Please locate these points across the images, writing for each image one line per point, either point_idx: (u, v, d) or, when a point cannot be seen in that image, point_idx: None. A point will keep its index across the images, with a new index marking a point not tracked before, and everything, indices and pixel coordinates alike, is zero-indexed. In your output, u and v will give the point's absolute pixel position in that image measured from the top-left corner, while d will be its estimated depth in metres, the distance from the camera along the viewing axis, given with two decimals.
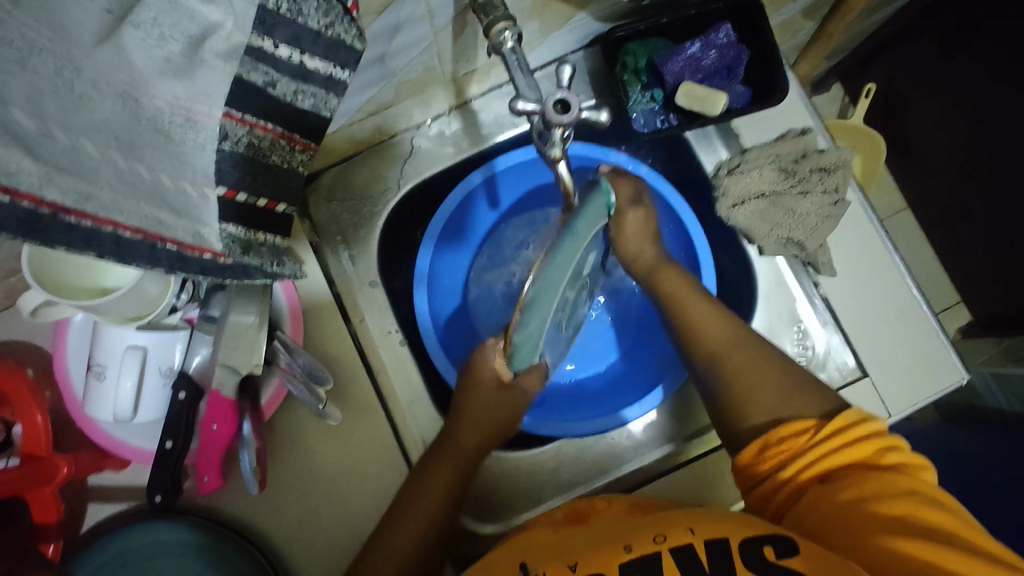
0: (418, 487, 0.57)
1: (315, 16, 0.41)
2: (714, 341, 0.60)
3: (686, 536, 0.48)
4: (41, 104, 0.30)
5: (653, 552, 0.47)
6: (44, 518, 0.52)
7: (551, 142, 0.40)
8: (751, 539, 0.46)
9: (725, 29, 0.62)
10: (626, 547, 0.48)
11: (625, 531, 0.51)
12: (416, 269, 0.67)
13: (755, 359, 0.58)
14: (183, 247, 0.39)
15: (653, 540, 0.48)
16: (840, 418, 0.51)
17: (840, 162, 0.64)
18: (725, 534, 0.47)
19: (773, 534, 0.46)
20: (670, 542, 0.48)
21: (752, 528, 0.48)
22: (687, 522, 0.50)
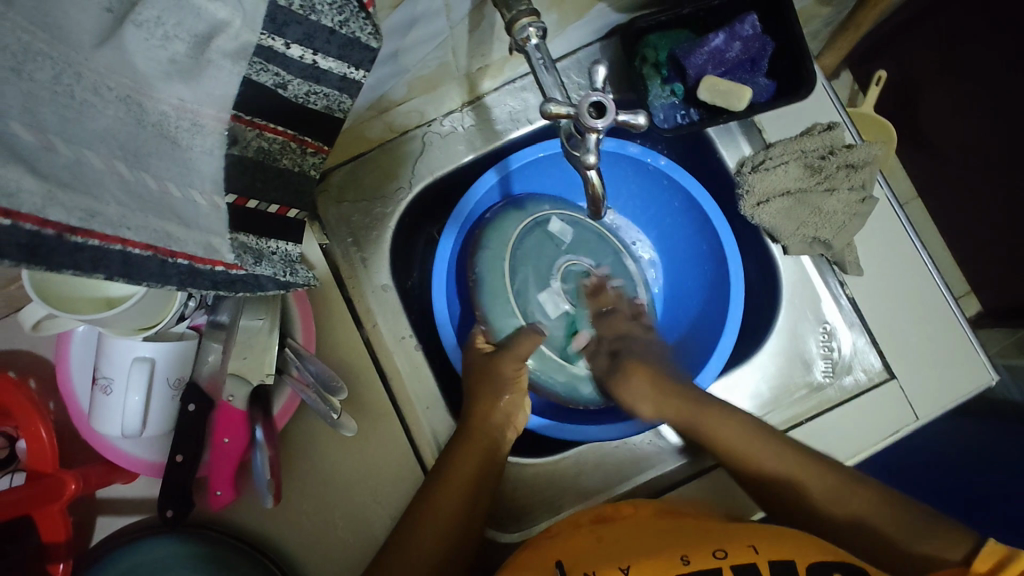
0: (427, 506, 0.55)
1: (328, 14, 0.38)
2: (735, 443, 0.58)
3: (749, 556, 0.48)
4: (38, 114, 0.27)
5: (714, 567, 0.47)
6: (53, 537, 0.50)
7: (584, 148, 0.38)
8: (819, 565, 0.47)
9: (751, 20, 0.59)
10: (683, 557, 0.48)
11: (673, 541, 0.50)
12: (437, 261, 0.66)
13: (832, 487, 0.56)
14: (194, 260, 0.36)
15: (714, 557, 0.48)
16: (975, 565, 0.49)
17: (870, 157, 0.62)
18: (791, 556, 0.48)
19: (838, 561, 0.48)
20: (732, 560, 0.47)
21: (820, 554, 0.48)
22: (748, 538, 0.49)
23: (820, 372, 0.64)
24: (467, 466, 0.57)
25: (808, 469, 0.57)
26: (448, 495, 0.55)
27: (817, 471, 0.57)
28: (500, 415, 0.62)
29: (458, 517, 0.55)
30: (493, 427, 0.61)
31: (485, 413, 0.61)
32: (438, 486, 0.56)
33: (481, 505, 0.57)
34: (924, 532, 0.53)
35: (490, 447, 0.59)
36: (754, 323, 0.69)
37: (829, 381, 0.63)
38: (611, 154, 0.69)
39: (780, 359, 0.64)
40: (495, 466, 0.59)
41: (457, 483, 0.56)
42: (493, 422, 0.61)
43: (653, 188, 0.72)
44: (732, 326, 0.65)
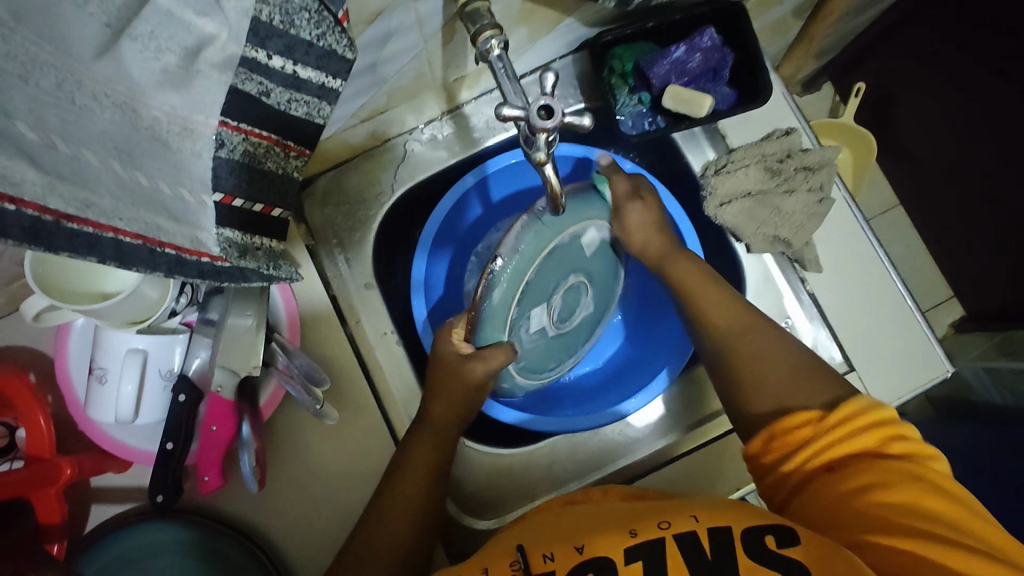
0: (394, 487, 0.57)
1: (307, 28, 0.43)
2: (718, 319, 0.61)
3: (689, 524, 0.48)
4: (43, 116, 0.31)
5: (658, 538, 0.47)
6: (49, 518, 0.54)
7: (535, 145, 0.42)
8: (754, 527, 0.47)
9: (709, 33, 0.63)
10: (629, 531, 0.49)
11: (622, 520, 0.51)
12: (413, 276, 0.69)
13: (758, 351, 0.58)
14: (182, 251, 0.40)
15: (658, 527, 0.48)
16: (835, 412, 0.50)
17: (824, 160, 0.66)
18: (726, 523, 0.48)
19: (775, 525, 0.47)
20: (675, 529, 0.48)
21: (755, 518, 0.48)
22: (693, 509, 0.50)
23: None
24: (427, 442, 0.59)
25: (749, 319, 0.60)
26: (410, 476, 0.57)
27: (760, 327, 0.60)
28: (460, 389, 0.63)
29: (424, 494, 0.57)
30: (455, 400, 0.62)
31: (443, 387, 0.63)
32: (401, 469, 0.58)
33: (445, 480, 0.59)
34: (808, 377, 0.56)
35: (452, 426, 0.61)
36: None
37: None
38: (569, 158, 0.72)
39: None
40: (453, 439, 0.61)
41: (419, 460, 0.58)
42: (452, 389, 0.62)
43: None
44: None
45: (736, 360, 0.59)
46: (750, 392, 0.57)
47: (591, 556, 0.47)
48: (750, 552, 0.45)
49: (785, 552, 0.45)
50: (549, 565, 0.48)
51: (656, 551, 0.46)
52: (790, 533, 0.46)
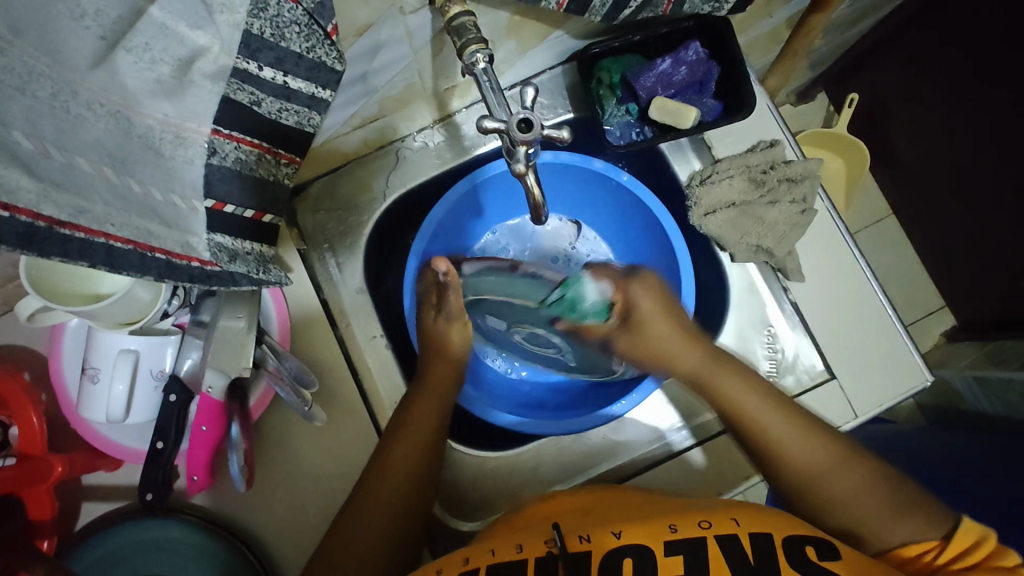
0: (376, 479, 0.58)
1: (297, 40, 0.44)
2: (803, 467, 0.56)
3: (729, 527, 0.48)
4: (38, 125, 0.32)
5: (698, 536, 0.47)
6: (40, 515, 0.55)
7: (515, 157, 0.44)
8: (793, 535, 0.47)
9: (693, 46, 0.64)
10: (671, 526, 0.49)
11: (665, 515, 0.50)
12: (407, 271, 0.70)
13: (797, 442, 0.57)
14: (173, 256, 0.41)
15: (699, 526, 0.48)
16: (954, 540, 0.50)
17: (806, 172, 0.67)
18: (767, 529, 0.48)
19: (811, 536, 0.48)
20: (715, 530, 0.48)
21: (793, 526, 0.49)
22: (729, 511, 0.50)
23: (764, 372, 0.68)
24: (413, 434, 0.60)
25: (835, 458, 0.56)
26: (394, 469, 0.58)
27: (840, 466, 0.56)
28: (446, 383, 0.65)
29: (406, 488, 0.58)
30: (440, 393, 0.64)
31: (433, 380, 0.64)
32: (384, 461, 0.58)
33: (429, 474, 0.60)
34: (908, 510, 0.53)
35: (440, 420, 0.62)
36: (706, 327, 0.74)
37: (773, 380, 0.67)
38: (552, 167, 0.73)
39: None
40: (441, 433, 0.62)
41: (405, 453, 0.58)
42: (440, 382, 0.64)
43: (610, 199, 0.77)
44: None
45: (824, 497, 0.55)
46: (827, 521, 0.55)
47: (630, 543, 0.48)
48: (790, 559, 0.46)
49: (826, 564, 0.45)
50: (586, 545, 0.48)
51: (698, 551, 0.46)
52: (830, 548, 0.47)
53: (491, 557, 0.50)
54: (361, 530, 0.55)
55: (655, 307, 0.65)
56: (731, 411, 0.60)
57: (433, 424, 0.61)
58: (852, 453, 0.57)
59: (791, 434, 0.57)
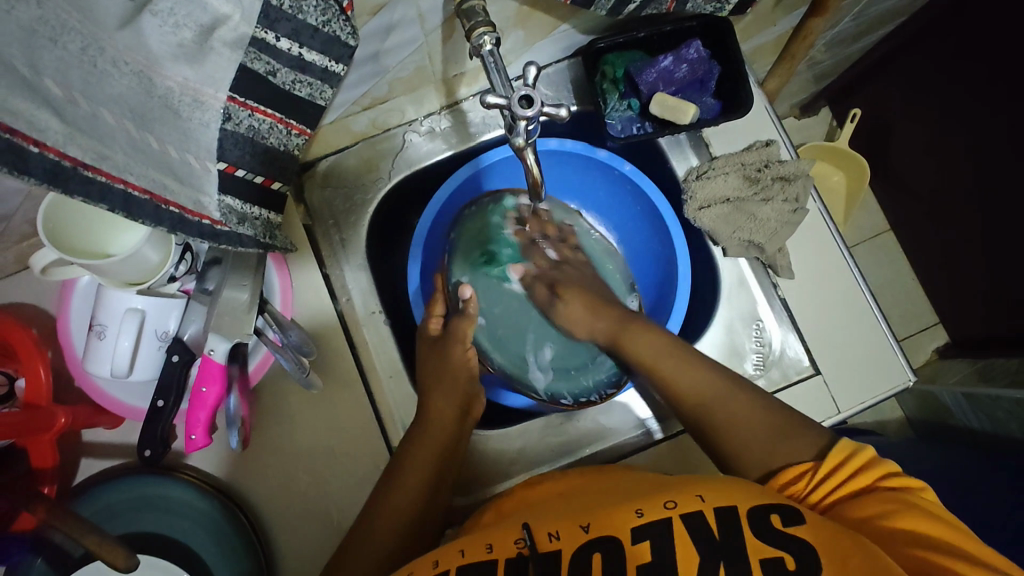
0: (386, 497, 0.59)
1: (314, 14, 0.46)
2: (692, 397, 0.60)
3: (695, 504, 0.49)
4: (67, 76, 0.34)
5: (664, 517, 0.48)
6: (41, 463, 0.57)
7: (515, 131, 0.46)
8: (757, 508, 0.48)
9: (695, 45, 0.67)
10: (638, 511, 0.50)
11: (635, 501, 0.51)
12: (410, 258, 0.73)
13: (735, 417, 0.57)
14: (185, 211, 0.43)
15: (665, 507, 0.49)
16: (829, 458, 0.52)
17: (799, 172, 0.69)
18: (730, 504, 0.48)
19: (775, 505, 0.48)
20: (682, 509, 0.49)
21: (749, 496, 0.49)
22: (699, 488, 0.50)
23: (751, 365, 0.69)
24: (423, 455, 0.61)
25: (718, 388, 0.59)
26: (403, 491, 0.59)
27: (724, 394, 0.59)
28: (459, 403, 0.66)
29: (411, 508, 0.59)
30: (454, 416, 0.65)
31: (444, 398, 0.65)
32: (396, 481, 0.60)
33: (439, 490, 0.62)
34: (786, 437, 0.55)
35: (459, 422, 0.65)
36: (697, 320, 0.76)
37: (760, 373, 0.69)
38: (557, 153, 0.75)
39: (717, 352, 0.70)
40: (453, 452, 0.63)
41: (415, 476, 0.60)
42: (452, 406, 0.65)
43: (611, 188, 0.79)
44: (675, 323, 0.71)
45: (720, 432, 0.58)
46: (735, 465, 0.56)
47: (599, 535, 0.49)
48: (755, 528, 0.47)
49: (791, 530, 0.46)
50: (556, 544, 0.50)
51: (664, 536, 0.47)
52: (794, 515, 0.47)
53: (462, 557, 0.50)
54: (383, 519, 0.58)
55: (584, 312, 0.70)
56: (698, 407, 0.59)
57: (455, 419, 0.65)
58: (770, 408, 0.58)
59: (681, 372, 0.60)
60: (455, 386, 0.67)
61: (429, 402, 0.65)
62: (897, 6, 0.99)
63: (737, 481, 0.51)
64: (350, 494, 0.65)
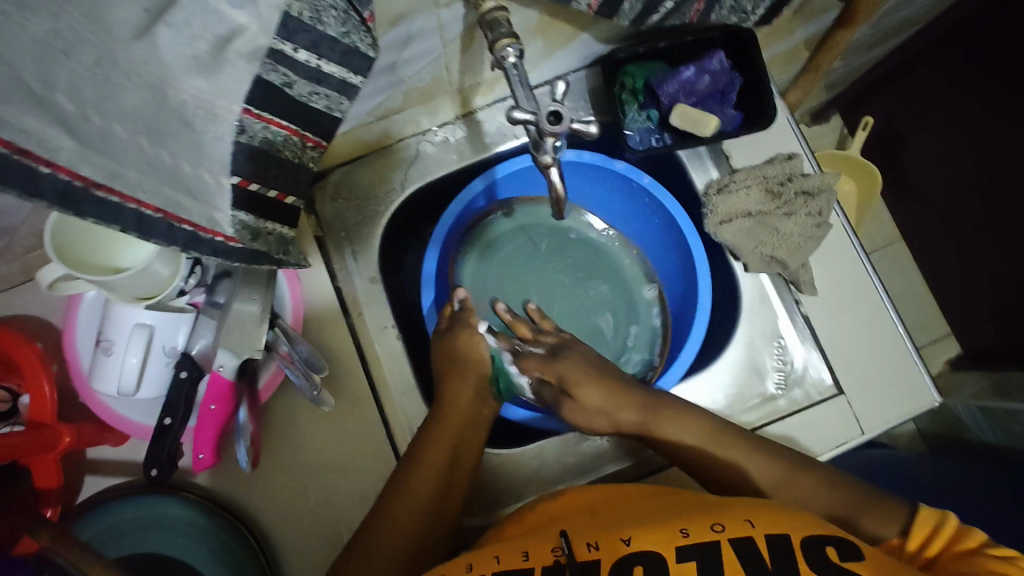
0: (400, 487, 0.57)
1: (333, 25, 0.45)
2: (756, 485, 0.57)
3: (745, 529, 0.47)
4: (80, 90, 0.32)
5: (712, 539, 0.46)
6: (45, 483, 0.56)
7: (542, 149, 0.44)
8: (812, 540, 0.46)
9: (718, 56, 0.65)
10: (683, 530, 0.48)
11: (679, 518, 0.50)
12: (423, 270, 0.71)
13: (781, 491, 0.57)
14: (198, 229, 0.42)
15: (712, 530, 0.47)
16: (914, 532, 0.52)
17: (823, 186, 0.68)
18: (784, 531, 0.47)
19: (830, 536, 0.47)
20: (730, 533, 0.47)
21: (812, 527, 0.48)
22: (745, 512, 0.49)
23: (773, 384, 0.68)
24: (439, 446, 0.59)
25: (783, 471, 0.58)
26: (417, 486, 0.57)
27: (794, 476, 0.57)
28: (475, 389, 0.64)
29: (426, 502, 0.57)
30: (469, 403, 0.63)
31: (463, 389, 0.64)
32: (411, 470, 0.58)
33: (454, 483, 0.60)
34: (867, 507, 0.55)
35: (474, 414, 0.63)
36: (717, 336, 0.74)
37: (781, 392, 0.67)
38: (574, 164, 0.74)
39: (737, 370, 0.68)
40: (467, 443, 0.61)
41: (429, 470, 0.58)
42: (469, 392, 0.64)
43: (627, 199, 0.77)
44: (694, 339, 0.69)
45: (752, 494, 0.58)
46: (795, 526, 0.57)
47: (643, 550, 0.47)
48: (811, 562, 0.45)
49: (848, 566, 0.45)
50: (596, 553, 0.48)
51: (711, 554, 0.45)
52: (852, 550, 0.46)
53: (496, 565, 0.49)
54: (395, 516, 0.56)
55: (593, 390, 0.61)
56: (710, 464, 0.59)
57: (473, 407, 0.63)
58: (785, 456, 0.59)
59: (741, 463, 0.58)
60: (467, 366, 0.65)
61: (448, 390, 0.63)
62: (916, 14, 0.97)
63: (781, 507, 0.50)
64: (359, 514, 0.63)
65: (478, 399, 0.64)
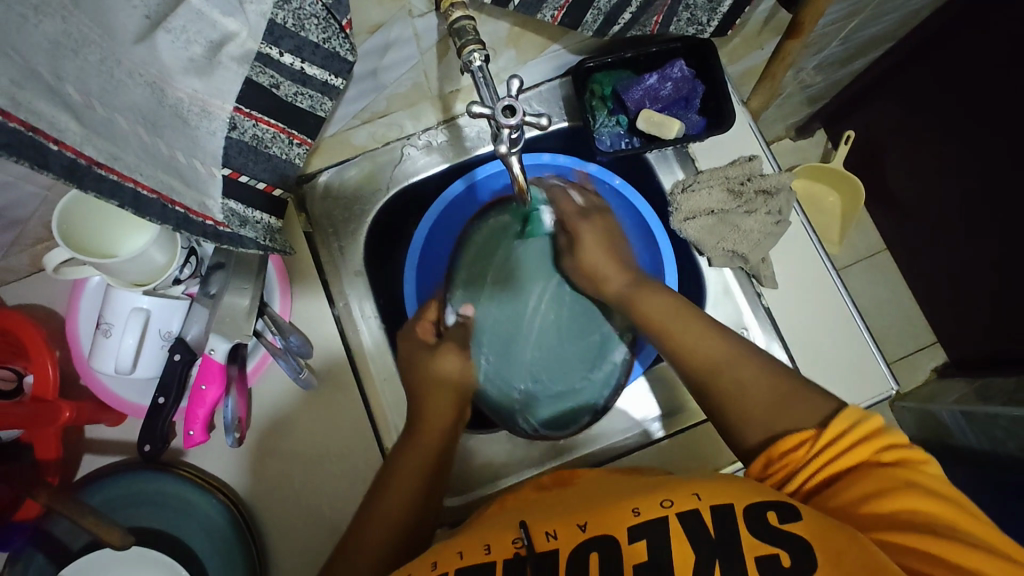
0: (374, 509, 0.58)
1: (315, 31, 0.50)
2: (701, 360, 0.61)
3: (692, 502, 0.50)
4: (87, 84, 0.38)
5: (661, 517, 0.49)
6: (45, 454, 0.60)
7: (499, 139, 0.49)
8: (758, 503, 0.48)
9: (679, 65, 0.70)
10: (635, 510, 0.50)
11: (633, 497, 0.52)
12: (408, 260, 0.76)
13: (740, 379, 0.58)
14: (190, 212, 0.46)
15: (660, 506, 0.50)
16: (829, 429, 0.51)
17: (780, 185, 0.72)
18: (730, 500, 0.49)
19: (777, 501, 0.48)
20: (677, 508, 0.49)
21: (761, 495, 0.49)
22: (694, 485, 0.51)
23: None
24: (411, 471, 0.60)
25: (730, 351, 0.60)
26: (397, 493, 0.59)
27: (737, 358, 0.59)
28: (453, 409, 0.66)
29: (403, 515, 0.58)
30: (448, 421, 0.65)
31: (435, 408, 0.65)
32: (380, 494, 0.59)
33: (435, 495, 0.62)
34: (797, 397, 0.55)
35: (453, 414, 0.66)
36: None
37: None
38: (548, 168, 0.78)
39: None
40: (444, 462, 0.63)
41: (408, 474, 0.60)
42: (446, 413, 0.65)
43: None
44: None
45: (718, 387, 0.59)
46: (739, 426, 0.57)
47: (596, 535, 0.50)
48: (753, 529, 0.47)
49: (786, 528, 0.46)
50: (552, 543, 0.50)
51: (660, 530, 0.48)
52: (792, 510, 0.47)
53: (460, 561, 0.50)
54: (377, 525, 0.58)
55: (597, 245, 0.70)
56: (704, 370, 0.60)
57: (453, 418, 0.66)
58: (794, 381, 0.57)
59: (693, 334, 0.62)
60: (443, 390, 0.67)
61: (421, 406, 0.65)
62: (884, 32, 1.02)
63: (731, 478, 0.52)
64: (341, 493, 0.67)
65: (456, 412, 0.66)
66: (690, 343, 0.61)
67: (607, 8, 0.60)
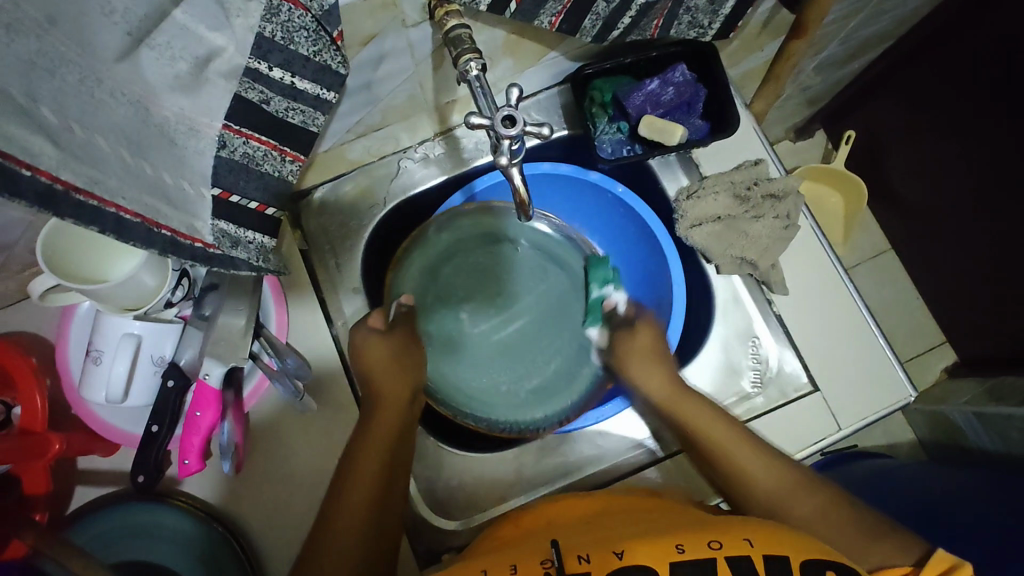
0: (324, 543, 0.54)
1: (306, 44, 0.49)
2: (759, 476, 0.59)
3: (743, 548, 0.48)
4: (64, 103, 0.35)
5: (709, 558, 0.48)
6: (35, 489, 0.58)
7: (500, 151, 0.48)
8: (811, 561, 0.48)
9: (680, 69, 0.68)
10: (679, 546, 0.49)
11: (674, 532, 0.51)
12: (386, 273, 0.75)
13: (806, 513, 0.57)
14: (177, 235, 0.44)
15: (709, 546, 0.48)
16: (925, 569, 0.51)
17: (788, 189, 0.70)
18: (785, 552, 0.48)
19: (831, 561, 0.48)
20: (726, 550, 0.48)
21: (809, 550, 0.49)
22: (744, 531, 0.50)
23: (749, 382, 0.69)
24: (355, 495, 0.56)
25: (778, 465, 0.60)
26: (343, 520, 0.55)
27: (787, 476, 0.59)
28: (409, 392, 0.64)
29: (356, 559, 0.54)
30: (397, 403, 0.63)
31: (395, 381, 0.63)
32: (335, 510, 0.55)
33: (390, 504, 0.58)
34: (870, 544, 0.54)
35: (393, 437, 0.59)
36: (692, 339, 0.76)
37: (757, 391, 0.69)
38: (550, 177, 0.76)
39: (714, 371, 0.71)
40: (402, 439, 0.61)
41: (356, 502, 0.55)
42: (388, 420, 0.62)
43: (604, 211, 0.79)
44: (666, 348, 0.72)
45: (745, 480, 0.59)
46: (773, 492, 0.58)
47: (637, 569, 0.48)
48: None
49: None
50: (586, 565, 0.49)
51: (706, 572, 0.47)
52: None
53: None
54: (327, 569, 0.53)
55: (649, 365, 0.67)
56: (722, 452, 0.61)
57: (391, 440, 0.59)
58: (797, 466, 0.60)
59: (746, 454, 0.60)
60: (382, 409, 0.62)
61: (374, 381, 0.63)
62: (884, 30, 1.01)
63: (781, 527, 0.51)
64: None
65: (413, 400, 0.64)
66: (729, 444, 0.61)
67: (605, 13, 0.58)
